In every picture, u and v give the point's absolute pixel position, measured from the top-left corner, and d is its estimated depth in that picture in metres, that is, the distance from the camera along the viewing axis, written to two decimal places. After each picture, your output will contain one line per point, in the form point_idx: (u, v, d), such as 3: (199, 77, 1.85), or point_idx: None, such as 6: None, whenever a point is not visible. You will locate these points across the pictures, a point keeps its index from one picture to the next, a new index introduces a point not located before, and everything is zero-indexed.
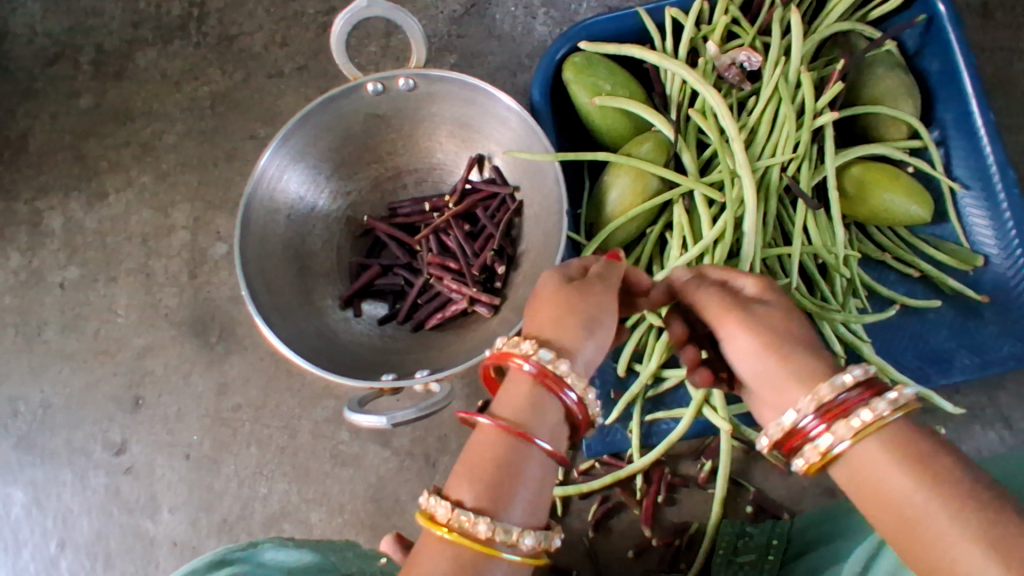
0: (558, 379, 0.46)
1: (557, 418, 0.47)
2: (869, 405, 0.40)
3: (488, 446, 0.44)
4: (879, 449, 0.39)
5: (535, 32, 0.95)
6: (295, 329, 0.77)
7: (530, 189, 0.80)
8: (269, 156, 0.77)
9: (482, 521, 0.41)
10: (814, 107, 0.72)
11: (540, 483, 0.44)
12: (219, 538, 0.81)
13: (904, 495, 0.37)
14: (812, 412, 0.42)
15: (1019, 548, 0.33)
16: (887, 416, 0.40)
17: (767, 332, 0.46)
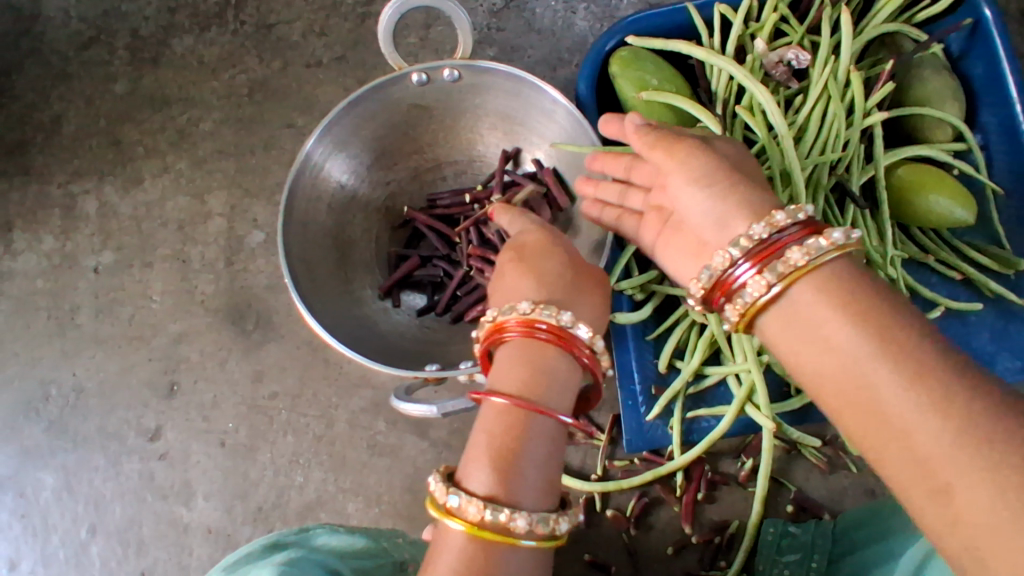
0: (564, 336, 0.49)
1: (562, 373, 0.49)
2: (799, 245, 0.44)
3: (498, 427, 0.46)
4: (812, 300, 0.44)
5: (575, 27, 0.95)
6: (337, 318, 0.77)
7: (573, 184, 0.80)
8: (315, 140, 0.76)
9: (494, 510, 0.43)
10: (864, 107, 0.72)
11: (548, 461, 0.46)
12: (254, 527, 0.81)
13: (844, 350, 0.41)
14: (747, 257, 0.46)
15: (921, 363, 0.38)
16: (818, 259, 0.44)
17: (698, 173, 0.50)
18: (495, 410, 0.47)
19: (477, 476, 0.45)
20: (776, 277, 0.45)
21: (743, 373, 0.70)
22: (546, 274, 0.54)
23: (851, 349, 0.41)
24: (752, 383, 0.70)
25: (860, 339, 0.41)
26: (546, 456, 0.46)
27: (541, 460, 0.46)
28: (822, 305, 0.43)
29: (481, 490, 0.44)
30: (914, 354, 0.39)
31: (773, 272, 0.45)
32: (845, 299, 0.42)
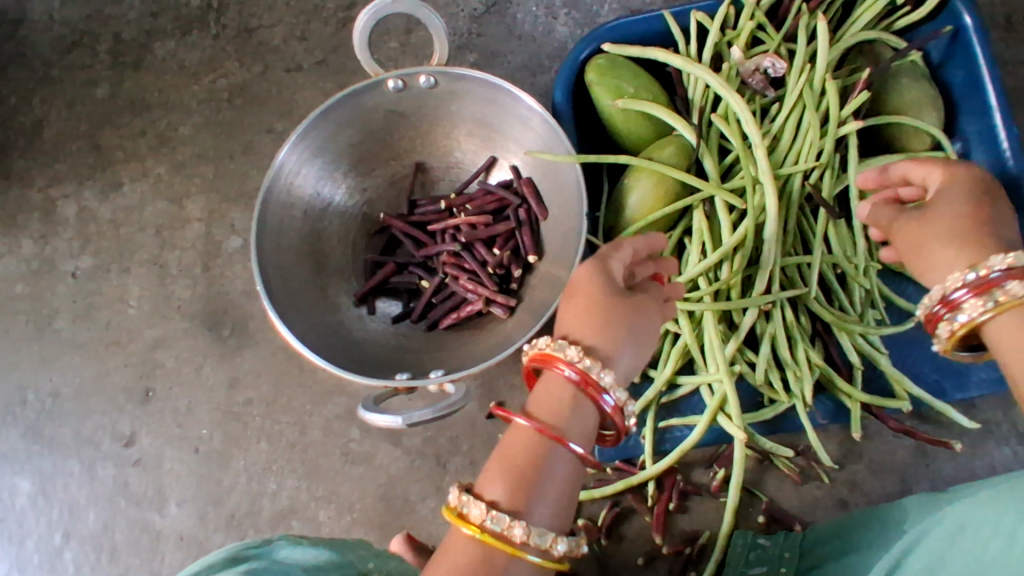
0: (595, 383, 0.49)
1: (590, 420, 0.50)
2: (1005, 286, 0.48)
3: (522, 448, 0.48)
4: (1015, 321, 0.48)
5: (556, 33, 0.95)
6: (311, 326, 0.77)
7: (549, 191, 0.80)
8: (287, 150, 0.76)
9: (516, 525, 0.45)
10: (838, 116, 0.71)
11: (567, 489, 0.48)
12: (226, 533, 0.81)
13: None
14: (962, 287, 0.51)
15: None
16: (1023, 295, 0.48)
17: (966, 209, 0.55)
18: (521, 433, 0.49)
19: (496, 488, 0.47)
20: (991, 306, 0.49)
21: (716, 383, 0.69)
22: (611, 328, 0.52)
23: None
24: (724, 394, 0.68)
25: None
26: (566, 484, 0.48)
27: (560, 486, 0.47)
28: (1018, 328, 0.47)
29: (499, 501, 0.46)
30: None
31: (979, 305, 0.50)
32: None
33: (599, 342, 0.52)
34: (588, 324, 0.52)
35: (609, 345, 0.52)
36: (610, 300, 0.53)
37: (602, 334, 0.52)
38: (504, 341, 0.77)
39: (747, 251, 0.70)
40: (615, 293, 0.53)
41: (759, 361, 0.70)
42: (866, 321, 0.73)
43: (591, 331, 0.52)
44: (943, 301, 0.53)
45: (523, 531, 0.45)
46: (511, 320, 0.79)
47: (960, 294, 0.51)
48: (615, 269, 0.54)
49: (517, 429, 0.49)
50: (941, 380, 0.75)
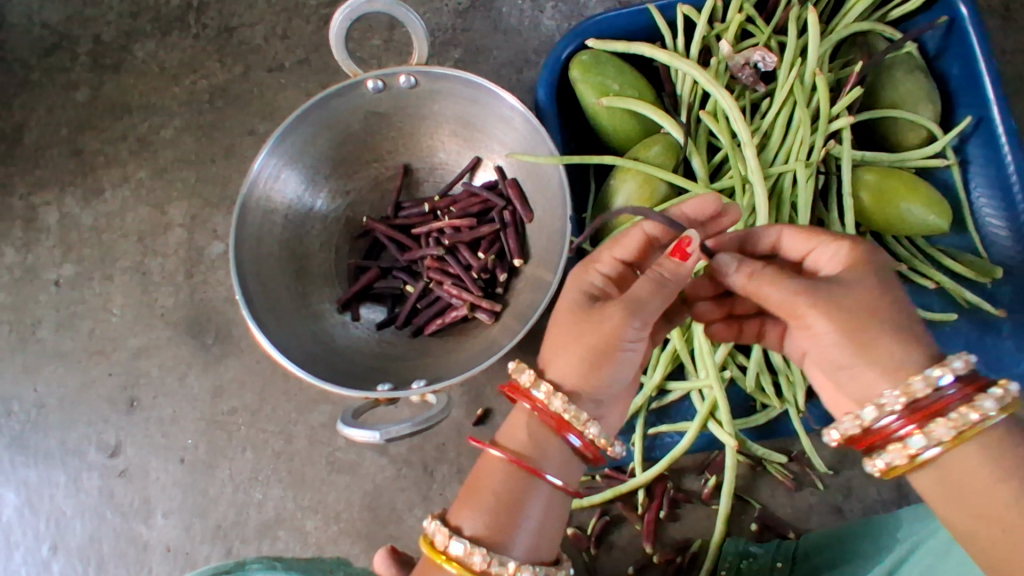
0: (566, 420, 0.46)
1: (558, 447, 0.47)
2: (962, 407, 0.40)
3: (499, 482, 0.45)
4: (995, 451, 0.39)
5: (543, 27, 0.92)
6: (292, 336, 0.75)
7: (533, 192, 0.78)
8: (264, 157, 0.74)
9: (477, 551, 0.43)
10: (829, 112, 0.69)
11: (547, 523, 0.46)
12: (213, 544, 0.83)
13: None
14: (900, 414, 0.41)
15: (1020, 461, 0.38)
16: (984, 422, 0.40)
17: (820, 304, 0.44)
18: (495, 467, 0.46)
19: (475, 521, 0.45)
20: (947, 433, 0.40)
21: (706, 389, 0.67)
22: (566, 360, 0.48)
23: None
24: (715, 399, 0.66)
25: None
26: (547, 517, 0.46)
27: (539, 520, 0.45)
28: (983, 467, 0.39)
29: (479, 535, 0.44)
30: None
31: (933, 434, 0.40)
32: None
33: (553, 373, 0.48)
34: (554, 349, 0.49)
35: (566, 377, 0.48)
36: (572, 325, 0.48)
37: (562, 364, 0.48)
38: (490, 345, 0.75)
39: None
40: (580, 314, 0.48)
41: (750, 365, 0.67)
42: None
43: (556, 360, 0.48)
44: (882, 426, 0.42)
45: (485, 558, 0.43)
46: (497, 325, 0.77)
47: (901, 422, 0.41)
48: (591, 281, 0.50)
49: (490, 463, 0.47)
50: None
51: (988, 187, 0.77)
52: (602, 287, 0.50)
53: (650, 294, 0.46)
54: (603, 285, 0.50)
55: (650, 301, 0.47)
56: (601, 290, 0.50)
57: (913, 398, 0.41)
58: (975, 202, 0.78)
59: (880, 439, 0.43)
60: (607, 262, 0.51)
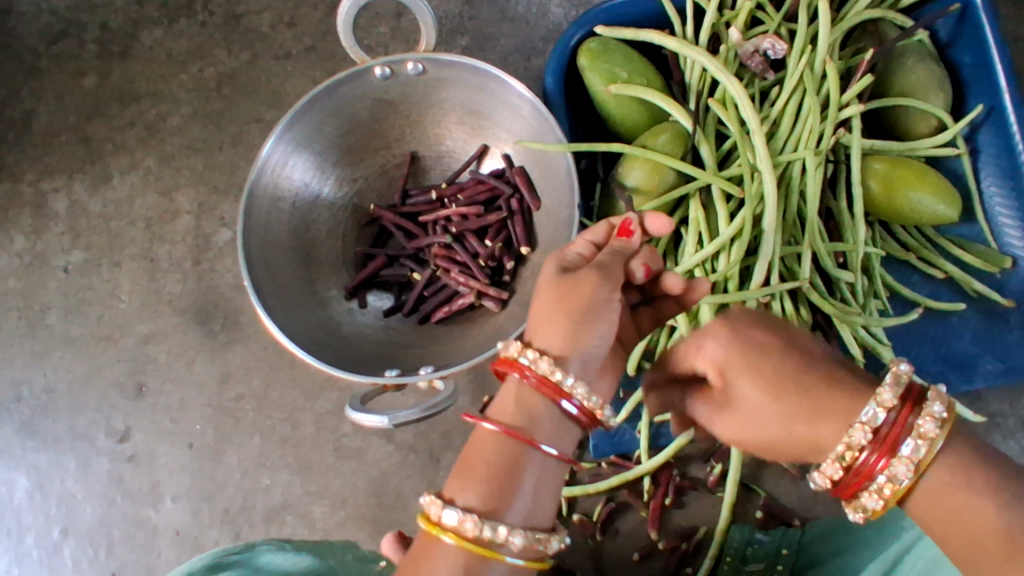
0: (558, 385, 0.45)
1: (554, 417, 0.46)
2: (912, 430, 0.38)
3: (493, 453, 0.44)
4: (949, 475, 0.36)
5: (550, 15, 0.92)
6: (299, 322, 0.75)
7: (541, 180, 0.78)
8: (272, 144, 0.74)
9: (470, 519, 0.41)
10: (839, 100, 0.69)
11: (544, 490, 0.44)
12: (221, 528, 0.84)
13: (991, 520, 0.34)
14: (861, 454, 0.39)
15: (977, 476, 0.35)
16: (938, 437, 0.37)
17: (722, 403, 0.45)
18: (489, 438, 0.44)
19: (469, 492, 0.43)
20: (913, 460, 0.37)
21: None
22: (552, 326, 0.47)
23: (997, 520, 0.34)
24: None
25: (996, 505, 0.34)
26: (542, 485, 0.44)
27: (535, 487, 0.44)
28: (950, 483, 0.36)
29: (474, 505, 0.43)
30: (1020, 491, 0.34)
31: (900, 467, 0.37)
32: (967, 466, 0.36)
33: (540, 340, 0.48)
34: (539, 319, 0.48)
35: (554, 342, 0.47)
36: (553, 294, 0.48)
37: (549, 332, 0.47)
38: (497, 333, 0.75)
39: (745, 242, 0.67)
40: (559, 282, 0.48)
41: None
42: (868, 313, 0.71)
43: (541, 328, 0.48)
44: (849, 472, 0.39)
45: (477, 525, 0.41)
46: (503, 313, 0.77)
47: (870, 460, 0.39)
48: (568, 257, 0.51)
49: (481, 436, 0.45)
50: (946, 374, 0.75)
51: (999, 177, 0.76)
52: (578, 264, 0.51)
53: (614, 260, 0.49)
54: (579, 261, 0.51)
55: (616, 266, 0.49)
56: (576, 263, 0.51)
57: (865, 434, 0.38)
58: (985, 191, 0.77)
59: (861, 481, 0.39)
60: (580, 243, 0.52)
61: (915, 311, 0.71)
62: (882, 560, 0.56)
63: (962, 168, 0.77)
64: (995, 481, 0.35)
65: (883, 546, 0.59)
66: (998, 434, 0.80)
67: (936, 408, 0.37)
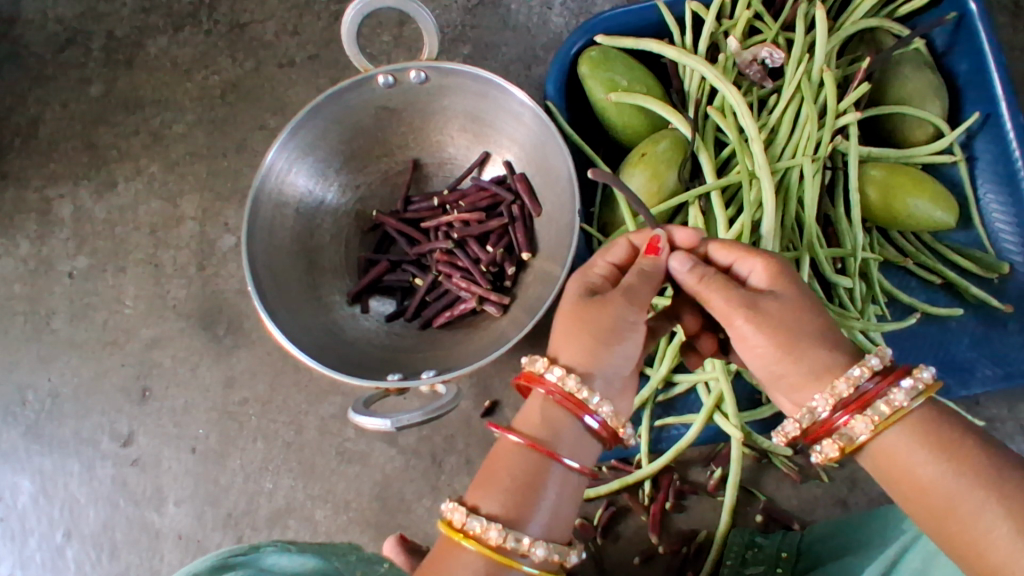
0: (582, 401, 0.46)
1: (580, 434, 0.47)
2: (889, 395, 0.42)
3: (514, 464, 0.45)
4: (912, 441, 0.41)
5: (551, 24, 0.93)
6: (303, 327, 0.76)
7: (542, 187, 0.79)
8: (277, 150, 0.75)
9: (494, 527, 0.42)
10: (836, 107, 0.70)
11: (564, 504, 0.45)
12: (224, 532, 0.85)
13: (935, 482, 0.39)
14: (832, 409, 0.44)
15: (942, 439, 0.40)
16: (908, 406, 0.42)
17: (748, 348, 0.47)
18: (512, 449, 0.45)
19: (492, 499, 0.44)
20: (877, 420, 0.42)
21: (713, 382, 0.67)
22: (579, 344, 0.48)
23: (941, 484, 0.39)
24: (721, 392, 0.66)
25: (947, 469, 0.39)
26: (563, 498, 0.45)
27: (557, 499, 0.44)
28: (918, 442, 0.41)
29: (497, 514, 0.43)
30: (967, 455, 0.39)
31: (861, 423, 0.43)
32: (929, 432, 0.41)
33: (568, 360, 0.48)
34: (561, 339, 0.49)
35: (578, 361, 0.47)
36: (577, 317, 0.48)
37: (571, 348, 0.48)
38: (499, 337, 0.75)
39: (744, 248, 0.68)
40: (582, 305, 0.49)
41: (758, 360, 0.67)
42: (867, 318, 0.72)
43: (566, 347, 0.48)
44: (818, 422, 0.45)
45: (502, 534, 0.42)
46: (506, 318, 0.78)
47: (837, 414, 0.44)
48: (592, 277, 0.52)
49: (505, 448, 0.46)
50: (945, 378, 0.75)
51: (995, 183, 0.77)
52: (601, 285, 0.52)
53: (640, 282, 0.49)
54: (602, 283, 0.52)
55: (643, 288, 0.49)
56: (600, 286, 0.51)
57: (839, 396, 0.43)
58: (981, 198, 0.78)
59: (823, 431, 0.45)
60: (601, 264, 0.52)
61: (911, 317, 0.72)
62: (880, 563, 0.56)
63: (958, 175, 0.78)
64: (948, 444, 0.40)
65: (881, 545, 0.59)
66: (997, 438, 0.81)
67: (911, 382, 0.42)
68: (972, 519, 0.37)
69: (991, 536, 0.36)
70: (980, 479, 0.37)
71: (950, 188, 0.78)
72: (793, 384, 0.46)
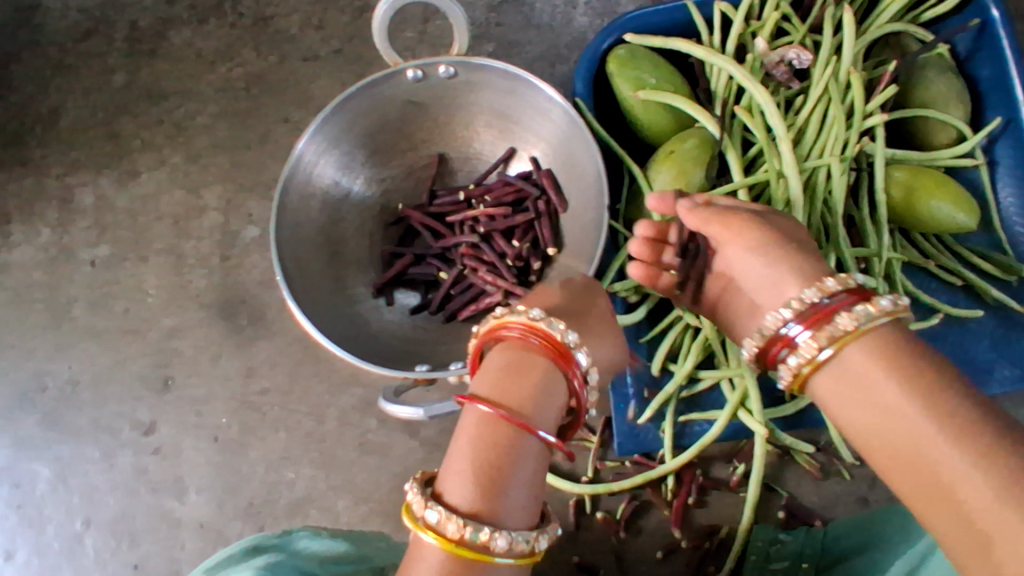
0: (554, 349, 0.46)
1: (551, 391, 0.46)
2: (851, 309, 0.43)
3: (482, 436, 0.44)
4: (862, 354, 0.42)
5: (575, 23, 0.94)
6: (330, 317, 0.77)
7: (568, 183, 0.79)
8: (307, 139, 0.76)
9: (452, 520, 0.42)
10: (864, 109, 0.71)
11: (537, 475, 0.44)
12: (244, 521, 0.84)
13: (881, 387, 0.40)
14: (794, 317, 0.45)
15: (897, 353, 0.41)
16: (870, 324, 0.42)
17: (750, 245, 0.50)
18: (480, 419, 0.45)
19: (453, 489, 0.43)
20: (833, 336, 0.43)
21: (737, 378, 0.68)
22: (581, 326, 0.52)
23: (884, 387, 0.40)
24: (745, 388, 0.67)
25: (891, 376, 0.40)
26: (532, 470, 0.44)
27: (524, 474, 0.44)
28: (871, 353, 0.42)
29: (460, 506, 0.43)
30: (916, 365, 0.39)
31: (823, 334, 0.44)
32: (887, 347, 0.41)
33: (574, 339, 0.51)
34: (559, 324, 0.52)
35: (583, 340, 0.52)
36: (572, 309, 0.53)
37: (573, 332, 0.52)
38: None
39: None
40: (569, 301, 0.54)
41: None
42: (890, 318, 0.72)
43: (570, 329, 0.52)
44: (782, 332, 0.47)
45: (459, 527, 0.41)
46: None
47: (801, 324, 0.45)
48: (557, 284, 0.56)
49: (473, 416, 0.45)
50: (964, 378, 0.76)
51: (1016, 188, 0.78)
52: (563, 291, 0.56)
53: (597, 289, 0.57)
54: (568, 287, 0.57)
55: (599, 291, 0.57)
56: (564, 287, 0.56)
57: (804, 303, 0.45)
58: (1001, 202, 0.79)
59: (786, 341, 0.46)
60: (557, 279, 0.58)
61: (934, 317, 0.73)
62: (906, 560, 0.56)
63: (979, 178, 0.79)
64: (899, 357, 0.40)
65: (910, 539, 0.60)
66: None
67: (882, 300, 0.43)
68: (908, 423, 0.38)
69: (944, 460, 0.36)
70: (923, 389, 0.38)
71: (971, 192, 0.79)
72: (774, 290, 0.48)
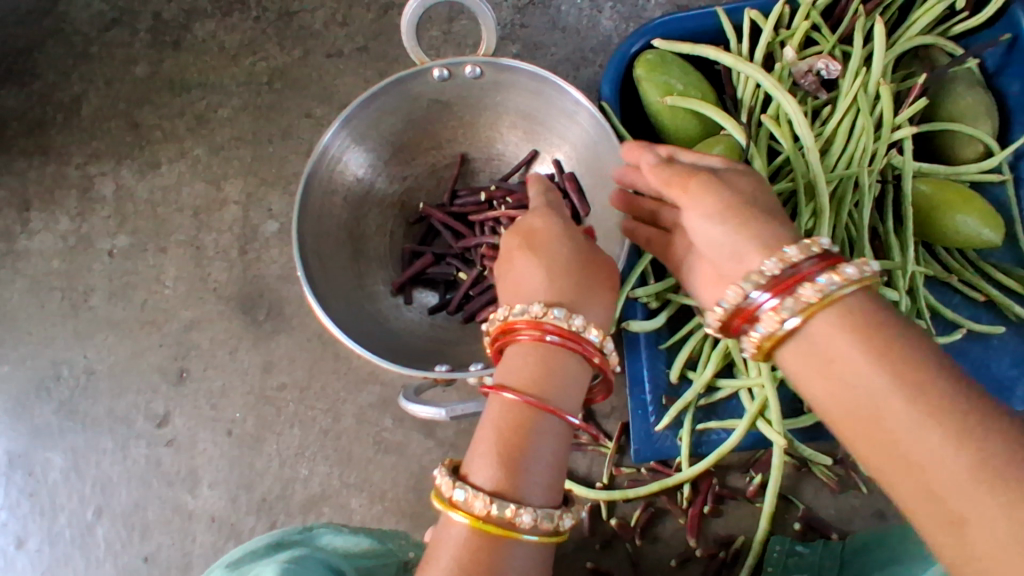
0: (573, 334, 0.47)
1: (572, 374, 0.48)
2: (816, 279, 0.44)
3: (507, 420, 0.45)
4: (832, 323, 0.43)
5: (601, 27, 0.94)
6: (351, 314, 0.77)
7: (591, 186, 0.79)
8: (333, 133, 0.75)
9: (480, 498, 0.42)
10: (892, 121, 0.71)
11: (559, 455, 0.46)
12: (258, 516, 0.84)
13: (848, 358, 0.41)
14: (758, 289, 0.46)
15: (868, 326, 0.42)
16: (838, 292, 0.44)
17: (707, 203, 0.49)
18: (506, 406, 0.46)
19: (480, 469, 0.44)
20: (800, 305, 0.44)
21: (757, 388, 0.68)
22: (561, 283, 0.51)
23: (853, 357, 0.41)
24: (765, 399, 0.67)
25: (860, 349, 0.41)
26: (556, 449, 0.46)
27: (548, 453, 0.45)
28: (842, 324, 0.43)
29: (485, 485, 0.44)
30: (886, 339, 0.40)
31: (791, 303, 0.44)
32: (859, 319, 0.42)
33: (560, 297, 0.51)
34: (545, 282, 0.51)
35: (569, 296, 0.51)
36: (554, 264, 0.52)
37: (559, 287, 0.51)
38: None
39: None
40: (552, 253, 0.53)
41: None
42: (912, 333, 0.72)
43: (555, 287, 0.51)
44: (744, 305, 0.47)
45: (487, 504, 0.42)
46: None
47: (766, 295, 0.46)
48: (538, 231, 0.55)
49: (499, 404, 0.47)
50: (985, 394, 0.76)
51: None
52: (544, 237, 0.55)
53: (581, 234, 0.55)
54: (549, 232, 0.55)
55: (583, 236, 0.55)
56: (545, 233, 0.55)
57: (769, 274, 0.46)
58: None
59: (750, 314, 0.47)
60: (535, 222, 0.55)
61: (957, 332, 0.73)
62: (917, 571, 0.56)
63: (1005, 195, 0.78)
64: (869, 327, 0.41)
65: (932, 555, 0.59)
66: None
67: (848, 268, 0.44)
68: (874, 396, 0.39)
69: (906, 435, 0.38)
70: (890, 362, 0.39)
71: (996, 208, 0.79)
72: (733, 255, 0.49)
